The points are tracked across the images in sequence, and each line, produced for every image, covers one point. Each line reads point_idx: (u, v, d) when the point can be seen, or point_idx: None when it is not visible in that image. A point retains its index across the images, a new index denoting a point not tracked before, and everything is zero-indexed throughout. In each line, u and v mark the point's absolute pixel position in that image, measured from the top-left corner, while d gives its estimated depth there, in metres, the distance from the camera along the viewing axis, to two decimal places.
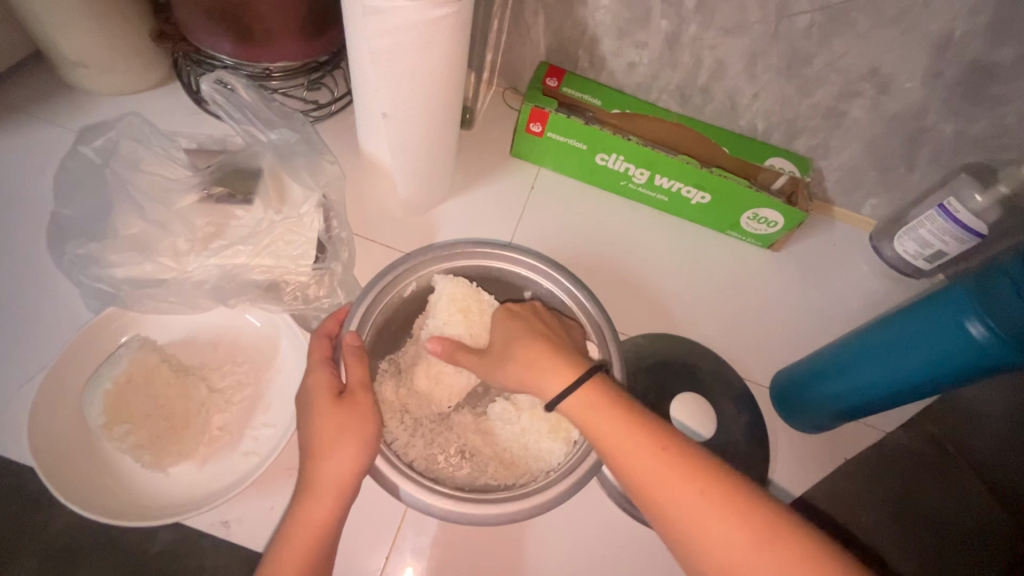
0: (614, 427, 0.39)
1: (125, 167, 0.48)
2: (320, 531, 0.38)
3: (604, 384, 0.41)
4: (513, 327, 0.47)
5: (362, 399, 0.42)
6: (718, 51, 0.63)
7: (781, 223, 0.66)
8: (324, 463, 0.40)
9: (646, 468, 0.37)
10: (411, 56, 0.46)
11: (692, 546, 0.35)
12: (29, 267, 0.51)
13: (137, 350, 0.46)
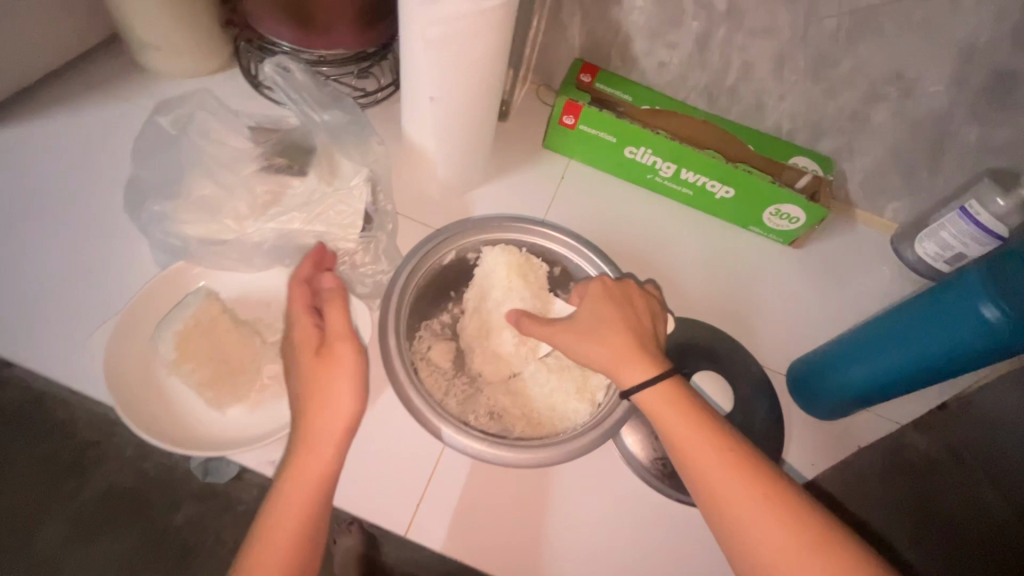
0: (683, 421, 0.45)
1: (197, 136, 0.52)
2: (320, 475, 0.42)
3: (680, 387, 0.46)
4: (605, 310, 0.50)
5: (341, 349, 0.46)
6: (747, 53, 0.66)
7: (803, 219, 0.69)
8: (319, 414, 0.44)
9: (711, 469, 0.43)
10: (461, 42, 0.50)
11: (743, 539, 0.41)
12: (102, 225, 0.56)
13: (203, 298, 0.50)
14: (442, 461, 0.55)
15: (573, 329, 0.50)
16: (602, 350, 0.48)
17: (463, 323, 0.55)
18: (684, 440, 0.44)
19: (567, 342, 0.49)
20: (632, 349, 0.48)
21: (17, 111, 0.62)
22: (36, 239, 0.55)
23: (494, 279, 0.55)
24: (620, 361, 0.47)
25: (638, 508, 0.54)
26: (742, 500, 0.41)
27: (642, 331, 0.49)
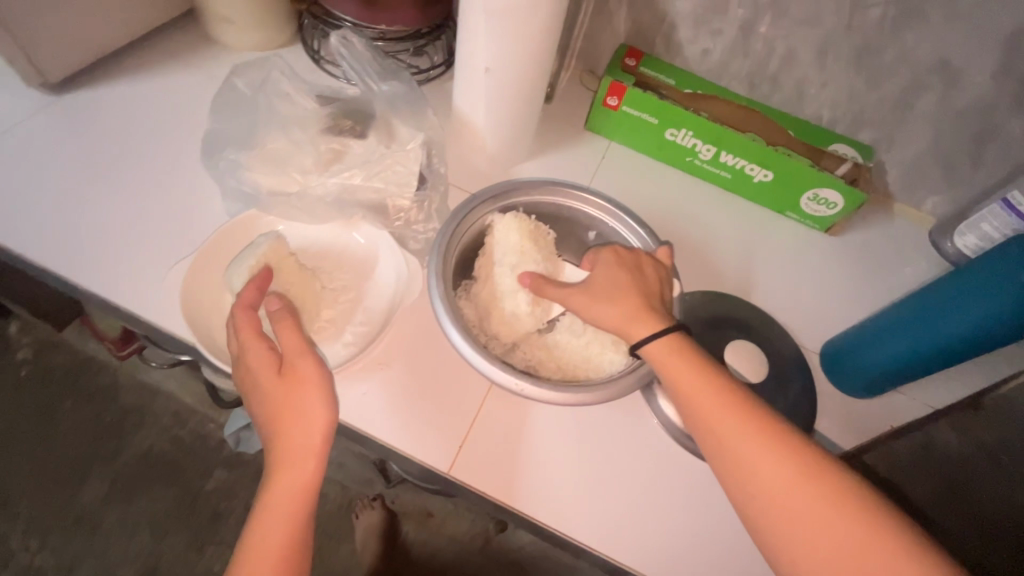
0: (694, 375, 0.45)
1: (275, 99, 0.59)
2: (304, 488, 0.44)
3: (682, 339, 0.47)
4: (615, 272, 0.51)
5: (302, 367, 0.46)
6: (790, 40, 0.68)
7: (841, 205, 0.70)
8: (293, 430, 0.44)
9: (714, 414, 0.44)
10: (521, 15, 0.53)
11: (746, 484, 0.42)
12: (176, 178, 0.61)
13: (274, 239, 0.55)
14: (484, 408, 0.55)
15: (583, 290, 0.51)
16: (614, 308, 0.49)
17: (483, 288, 0.57)
18: (695, 397, 0.45)
19: (578, 302, 0.51)
20: (638, 310, 0.49)
21: (106, 74, 0.67)
22: (121, 189, 0.60)
23: (505, 245, 0.57)
24: (628, 322, 0.48)
25: (679, 465, 0.54)
26: (751, 459, 0.42)
27: (652, 293, 0.51)
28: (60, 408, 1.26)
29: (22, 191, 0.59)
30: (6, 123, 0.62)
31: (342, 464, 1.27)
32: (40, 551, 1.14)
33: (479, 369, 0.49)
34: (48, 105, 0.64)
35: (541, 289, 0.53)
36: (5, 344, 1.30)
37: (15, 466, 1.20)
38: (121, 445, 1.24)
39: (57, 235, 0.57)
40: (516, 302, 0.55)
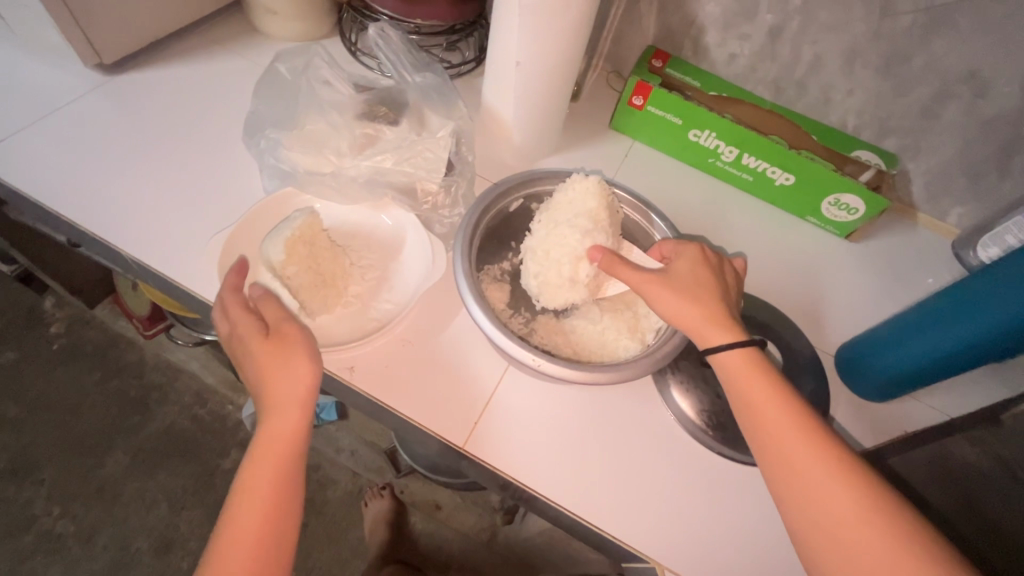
0: (756, 381, 0.46)
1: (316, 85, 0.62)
2: (290, 436, 0.47)
3: (756, 353, 0.48)
4: (701, 272, 0.52)
5: (288, 329, 0.49)
6: (818, 46, 0.69)
7: (862, 210, 0.70)
8: (279, 382, 0.47)
9: (775, 423, 0.44)
10: (555, 10, 0.55)
11: (798, 498, 0.42)
12: (220, 158, 0.65)
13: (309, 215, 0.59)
14: (500, 390, 0.57)
15: (665, 282, 0.51)
16: (697, 308, 0.50)
17: (547, 244, 0.57)
18: (752, 398, 0.46)
19: (658, 294, 0.51)
20: (721, 315, 0.50)
21: (156, 58, 0.71)
22: (167, 166, 0.64)
23: (580, 208, 0.57)
24: (706, 324, 0.49)
25: (689, 455, 0.56)
26: (804, 469, 0.42)
27: (731, 302, 0.52)
28: (89, 380, 1.30)
29: (72, 165, 0.62)
30: (59, 101, 0.66)
31: (354, 452, 1.33)
32: (61, 517, 1.18)
33: (500, 345, 0.50)
34: (100, 86, 0.68)
35: (614, 269, 0.52)
36: (39, 318, 1.35)
37: (43, 434, 1.24)
38: (144, 420, 1.28)
39: (106, 205, 0.60)
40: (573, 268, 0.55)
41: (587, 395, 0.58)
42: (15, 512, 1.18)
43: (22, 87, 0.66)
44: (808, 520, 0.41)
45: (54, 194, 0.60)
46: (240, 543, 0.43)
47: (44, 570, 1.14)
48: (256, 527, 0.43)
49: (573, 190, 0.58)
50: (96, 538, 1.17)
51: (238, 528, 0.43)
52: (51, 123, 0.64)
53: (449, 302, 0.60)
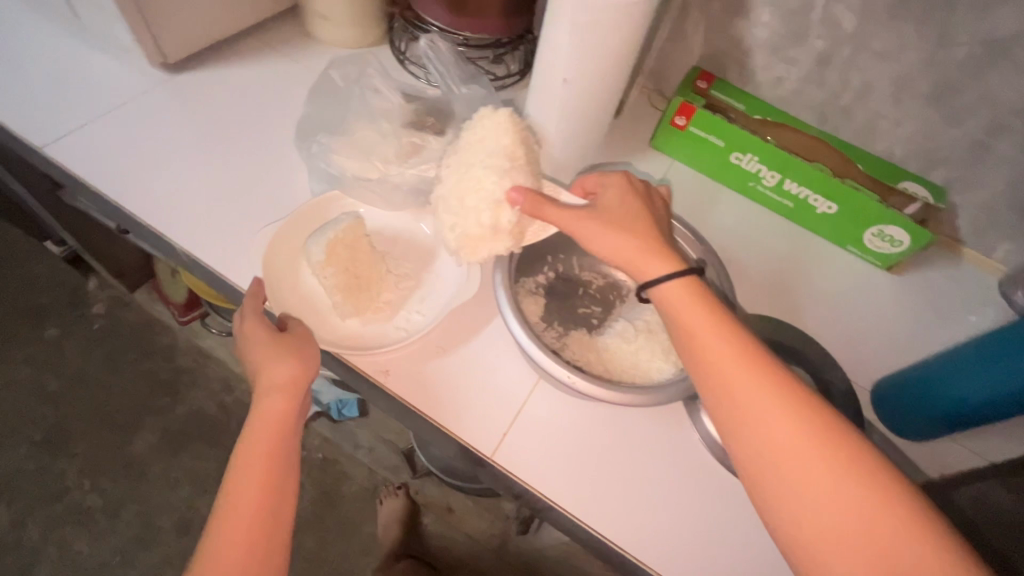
0: (704, 322, 0.45)
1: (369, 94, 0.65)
2: (280, 419, 0.50)
3: (696, 282, 0.48)
4: (628, 199, 0.53)
5: (300, 329, 0.54)
6: (867, 74, 0.68)
7: (907, 243, 0.68)
8: (272, 366, 0.51)
9: (718, 354, 0.44)
10: (604, 31, 0.56)
11: (747, 430, 0.42)
12: (274, 159, 0.67)
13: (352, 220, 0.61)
14: (530, 403, 0.57)
15: (596, 218, 0.51)
16: (631, 238, 0.50)
17: (462, 191, 0.55)
18: (695, 330, 0.45)
19: (589, 231, 0.51)
20: (652, 238, 0.50)
21: (216, 60, 0.74)
22: (223, 163, 0.66)
23: (495, 147, 0.56)
24: (642, 258, 0.49)
25: (717, 481, 0.55)
26: (754, 405, 0.42)
27: (661, 225, 0.53)
28: (123, 361, 1.35)
29: (132, 159, 0.65)
30: (124, 97, 0.69)
31: (371, 449, 1.35)
32: (90, 491, 1.23)
33: (537, 360, 0.52)
34: (161, 84, 0.71)
35: (539, 212, 0.52)
36: (82, 297, 1.41)
37: (79, 409, 1.29)
38: (173, 402, 1.32)
39: (165, 199, 0.63)
40: (492, 215, 0.54)
41: (617, 415, 0.58)
42: (49, 482, 1.23)
43: (91, 82, 0.70)
44: (760, 452, 0.41)
45: (116, 187, 0.63)
46: (237, 519, 0.45)
47: (71, 541, 1.18)
48: (253, 511, 0.46)
49: (479, 131, 0.57)
50: (121, 514, 1.22)
51: (236, 512, 0.46)
52: (115, 118, 0.68)
53: (483, 312, 0.61)
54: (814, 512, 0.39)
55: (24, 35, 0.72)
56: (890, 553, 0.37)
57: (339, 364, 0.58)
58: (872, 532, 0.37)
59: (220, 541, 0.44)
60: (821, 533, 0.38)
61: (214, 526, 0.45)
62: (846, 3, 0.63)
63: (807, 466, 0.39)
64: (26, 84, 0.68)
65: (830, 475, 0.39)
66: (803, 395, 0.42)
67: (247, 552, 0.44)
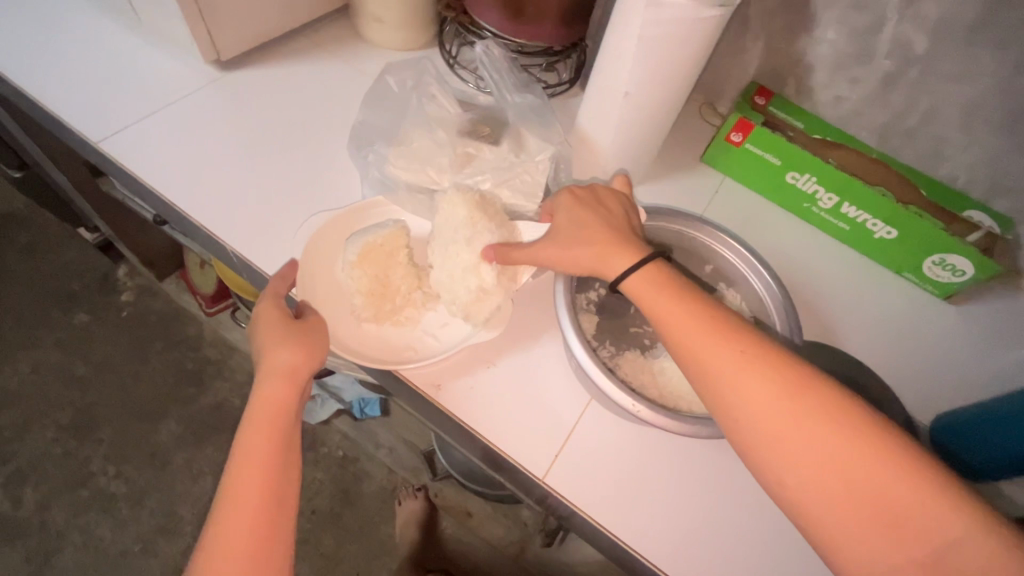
0: (670, 306, 0.47)
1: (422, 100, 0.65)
2: (279, 409, 0.49)
3: (660, 267, 0.50)
4: (578, 211, 0.55)
5: (315, 322, 0.52)
6: (936, 97, 0.65)
7: (970, 273, 0.65)
8: (273, 351, 0.50)
9: (692, 335, 0.45)
10: (673, 45, 0.54)
11: (733, 408, 0.43)
12: (330, 162, 0.67)
13: (394, 227, 0.60)
14: (581, 424, 0.56)
15: (553, 244, 0.54)
16: (584, 250, 0.52)
17: (457, 241, 0.57)
18: (665, 315, 0.47)
19: (552, 254, 0.53)
20: (606, 239, 0.52)
21: (267, 59, 0.74)
22: (276, 164, 0.66)
23: (457, 222, 0.58)
24: (604, 260, 0.51)
25: (771, 514, 0.54)
26: (734, 381, 0.43)
27: (618, 223, 0.54)
28: (150, 349, 1.36)
29: (185, 157, 0.65)
30: (176, 95, 0.69)
31: (392, 449, 1.35)
32: (115, 478, 1.24)
33: (599, 385, 0.50)
34: (213, 81, 0.71)
35: (512, 259, 0.55)
36: (112, 285, 1.42)
37: (106, 396, 1.30)
38: (198, 393, 1.33)
39: (217, 198, 0.63)
40: (479, 278, 0.56)
41: (670, 441, 0.56)
42: (75, 467, 1.24)
43: (142, 78, 0.69)
44: (753, 428, 0.42)
45: (168, 185, 0.63)
46: (237, 515, 0.44)
47: (95, 526, 1.19)
48: (253, 507, 0.45)
49: (450, 212, 0.58)
50: (144, 502, 1.22)
51: (236, 504, 0.45)
52: (169, 115, 0.68)
53: (533, 327, 0.60)
54: (810, 473, 0.40)
55: (79, 29, 0.72)
56: (886, 498, 0.38)
57: (388, 376, 0.57)
58: (867, 481, 0.38)
59: (219, 537, 0.43)
60: (821, 495, 0.39)
61: (213, 520, 0.44)
62: (920, 23, 0.61)
63: (795, 429, 0.40)
64: (81, 79, 0.68)
65: (819, 431, 0.40)
66: (776, 356, 0.43)
67: (248, 547, 0.43)
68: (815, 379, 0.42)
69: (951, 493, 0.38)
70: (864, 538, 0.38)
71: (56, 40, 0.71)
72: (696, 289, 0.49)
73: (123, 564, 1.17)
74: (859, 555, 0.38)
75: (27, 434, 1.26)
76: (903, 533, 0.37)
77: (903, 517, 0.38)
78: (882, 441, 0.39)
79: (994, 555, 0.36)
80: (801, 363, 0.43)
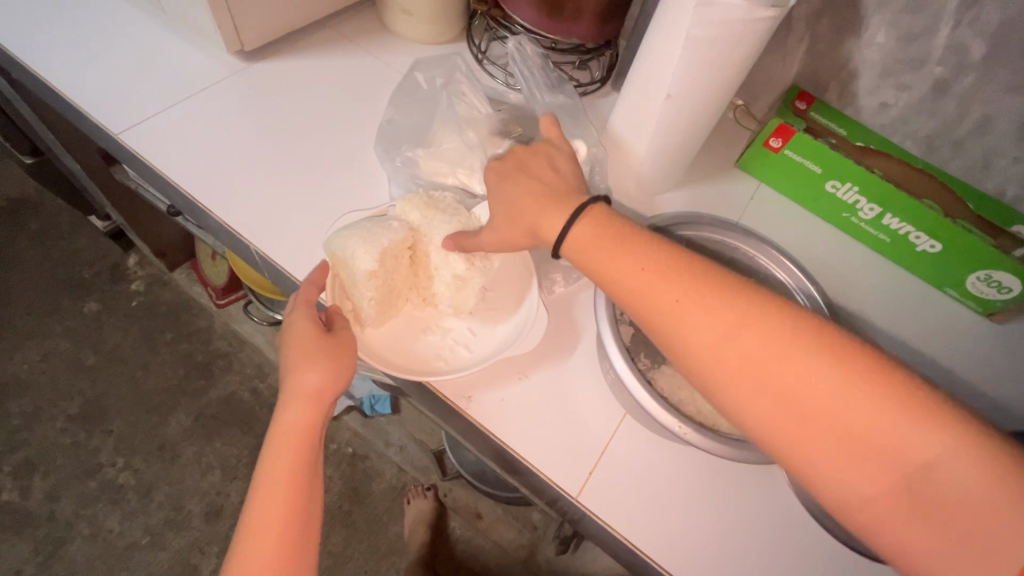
0: (610, 255, 0.43)
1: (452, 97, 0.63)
2: (305, 431, 0.47)
3: (600, 215, 0.46)
4: (507, 185, 0.51)
5: (345, 335, 0.50)
6: (991, 107, 0.62)
7: (1017, 291, 0.63)
8: (300, 371, 0.48)
9: (636, 283, 0.42)
10: (721, 47, 0.51)
11: (688, 356, 0.39)
12: (359, 160, 0.65)
13: (399, 228, 0.56)
14: (614, 440, 0.54)
15: (493, 228, 0.51)
16: (520, 226, 0.49)
17: (430, 232, 0.56)
18: (606, 265, 0.43)
19: (498, 240, 0.51)
20: (541, 205, 0.48)
21: (291, 50, 0.72)
22: (301, 159, 0.64)
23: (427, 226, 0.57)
24: (545, 226, 0.47)
25: (810, 538, 0.52)
26: (681, 328, 0.39)
27: (548, 182, 0.50)
28: (161, 340, 1.35)
29: (205, 151, 0.63)
30: (196, 87, 0.67)
31: (402, 447, 1.33)
32: (123, 469, 1.23)
33: (644, 406, 0.48)
34: (236, 73, 0.69)
35: (467, 247, 0.53)
36: (122, 274, 1.40)
37: (115, 386, 1.29)
38: (207, 385, 1.32)
39: (238, 194, 0.61)
40: (453, 267, 0.55)
41: (705, 459, 0.54)
42: (84, 457, 1.23)
43: (163, 67, 0.67)
44: (711, 375, 0.38)
45: (187, 178, 0.61)
46: (261, 541, 0.43)
47: (103, 517, 1.19)
48: (278, 534, 0.44)
49: (416, 225, 0.57)
50: (153, 495, 1.22)
51: (257, 533, 0.43)
52: (190, 107, 0.65)
53: (567, 336, 0.58)
54: (778, 417, 0.36)
55: (101, 16, 0.70)
56: (856, 425, 0.34)
57: (417, 384, 0.55)
58: (835, 411, 0.35)
59: (243, 562, 0.43)
60: (790, 435, 0.36)
61: (237, 542, 0.44)
62: (979, 29, 0.58)
63: (750, 369, 0.37)
64: (100, 66, 0.66)
65: (778, 368, 0.36)
66: (721, 290, 0.40)
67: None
68: (765, 308, 0.38)
69: (927, 407, 0.34)
70: (846, 472, 0.35)
71: (76, 26, 0.69)
72: (638, 229, 0.45)
73: (130, 558, 1.16)
74: (843, 493, 0.35)
75: (36, 423, 1.25)
76: (884, 462, 0.34)
77: (881, 443, 0.34)
78: (845, 363, 0.35)
79: (983, 467, 0.32)
80: (750, 292, 0.40)
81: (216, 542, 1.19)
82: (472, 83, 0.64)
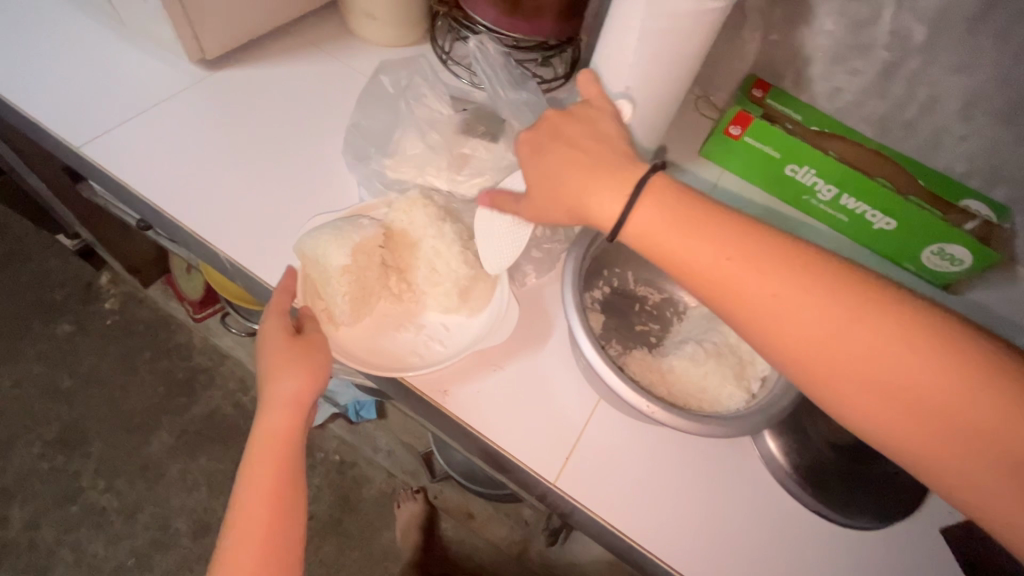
0: (690, 240, 0.41)
1: (414, 99, 0.64)
2: (281, 436, 0.47)
3: (669, 194, 0.43)
4: (548, 156, 0.49)
5: (316, 337, 0.50)
6: (936, 88, 0.65)
7: (969, 262, 0.66)
8: (277, 379, 0.48)
9: (724, 272, 0.40)
10: (674, 38, 0.53)
11: (784, 346, 0.39)
12: (328, 164, 0.65)
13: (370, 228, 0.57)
14: (589, 427, 0.55)
15: (532, 201, 0.50)
16: (562, 198, 0.47)
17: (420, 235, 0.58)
18: (684, 252, 0.41)
19: (536, 210, 0.50)
20: (594, 175, 0.46)
21: (254, 57, 0.72)
22: (270, 166, 0.64)
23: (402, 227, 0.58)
24: (596, 198, 0.45)
25: (783, 510, 0.54)
26: (778, 321, 0.39)
27: (593, 151, 0.47)
28: (138, 359, 1.33)
29: (171, 162, 0.63)
30: (158, 98, 0.66)
31: (390, 452, 1.33)
32: (105, 492, 1.20)
33: (613, 389, 0.49)
34: (199, 83, 0.68)
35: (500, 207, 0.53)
36: (95, 293, 1.37)
37: (93, 408, 1.27)
38: (189, 402, 1.30)
39: (206, 203, 0.61)
40: (430, 265, 0.57)
41: (679, 440, 0.56)
42: (64, 483, 1.21)
43: (125, 80, 0.67)
44: (811, 364, 0.38)
45: (154, 190, 0.61)
46: (246, 545, 0.44)
47: (87, 543, 1.16)
48: (261, 538, 0.44)
49: (393, 227, 0.58)
50: (137, 516, 1.19)
51: (242, 538, 0.44)
52: (154, 118, 0.65)
53: (539, 328, 0.59)
54: (884, 408, 0.37)
55: (59, 30, 0.69)
56: (961, 412, 0.35)
57: (393, 382, 0.56)
58: (942, 399, 0.35)
59: (229, 567, 0.44)
60: (894, 422, 0.37)
61: (222, 548, 0.45)
62: (919, 14, 0.61)
63: (853, 358, 0.37)
64: (60, 81, 0.65)
65: (880, 358, 0.36)
66: (818, 279, 0.38)
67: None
68: (874, 298, 0.37)
69: None
70: (951, 457, 0.36)
71: (33, 41, 0.68)
72: (717, 210, 0.43)
73: None
74: (945, 474, 0.36)
75: (12, 451, 1.22)
76: (990, 448, 0.34)
77: (993, 429, 0.34)
78: (951, 349, 0.35)
79: None
80: (850, 279, 0.38)
81: (204, 560, 1.17)
82: (434, 87, 0.64)
